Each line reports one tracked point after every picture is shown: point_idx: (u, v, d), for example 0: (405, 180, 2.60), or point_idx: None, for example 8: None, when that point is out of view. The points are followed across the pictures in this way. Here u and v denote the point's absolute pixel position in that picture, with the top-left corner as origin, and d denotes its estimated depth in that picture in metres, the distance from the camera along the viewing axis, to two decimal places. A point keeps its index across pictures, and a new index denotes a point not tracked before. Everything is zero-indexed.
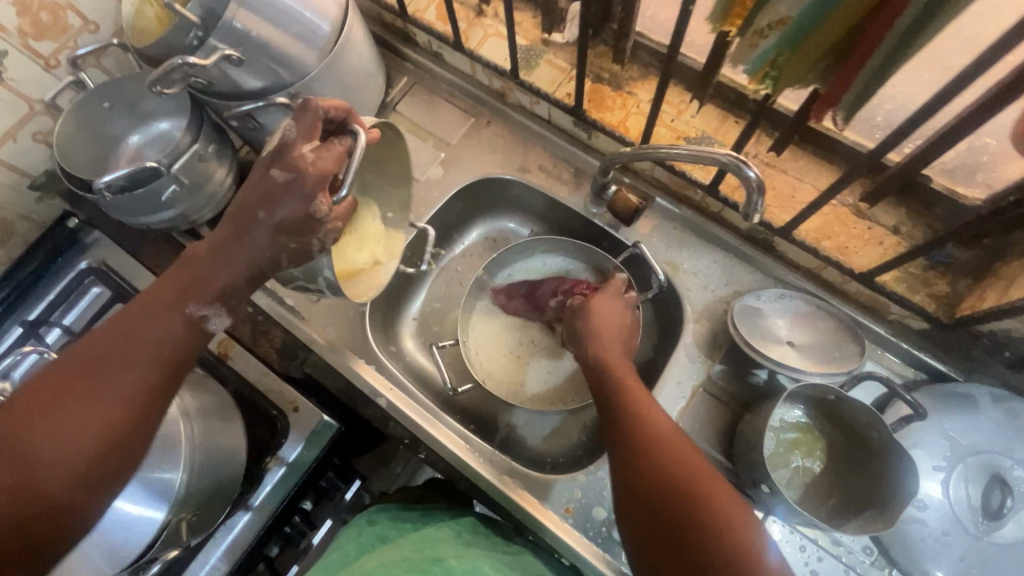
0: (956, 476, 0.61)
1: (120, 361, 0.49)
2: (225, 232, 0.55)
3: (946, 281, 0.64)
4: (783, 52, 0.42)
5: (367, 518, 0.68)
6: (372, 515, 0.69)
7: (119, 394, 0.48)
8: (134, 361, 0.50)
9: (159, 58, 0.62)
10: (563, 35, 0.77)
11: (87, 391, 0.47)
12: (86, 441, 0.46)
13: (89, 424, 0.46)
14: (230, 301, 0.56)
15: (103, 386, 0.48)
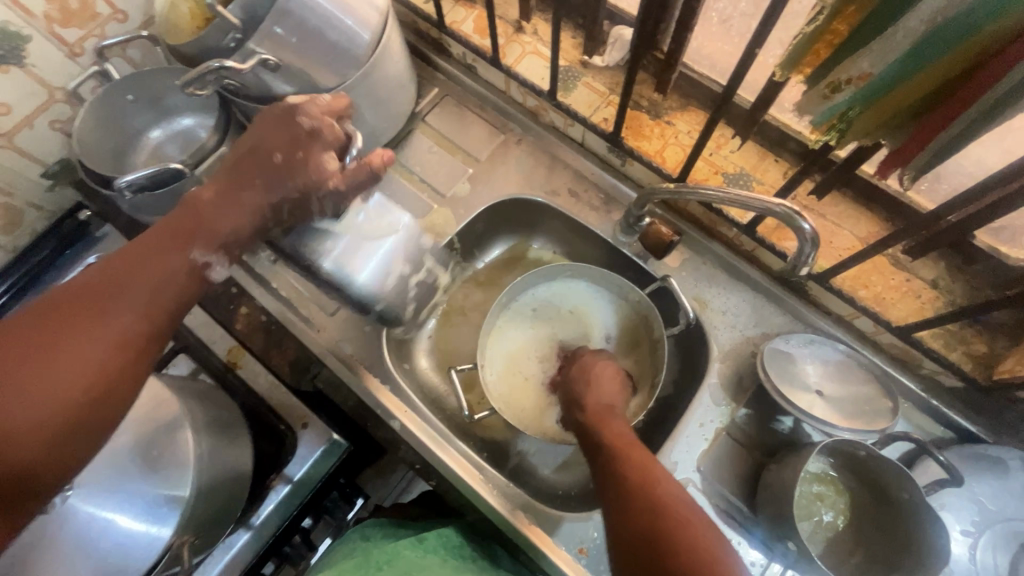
0: (984, 542, 0.59)
1: (106, 313, 0.48)
2: (231, 178, 0.57)
3: (983, 340, 0.63)
4: (855, 107, 0.40)
5: (361, 535, 0.66)
6: (366, 531, 0.66)
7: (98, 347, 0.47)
8: (125, 314, 0.49)
9: (192, 58, 0.59)
10: (603, 59, 0.76)
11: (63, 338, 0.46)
12: (72, 395, 0.45)
13: (64, 379, 0.44)
14: (232, 251, 0.57)
15: (92, 331, 0.47)
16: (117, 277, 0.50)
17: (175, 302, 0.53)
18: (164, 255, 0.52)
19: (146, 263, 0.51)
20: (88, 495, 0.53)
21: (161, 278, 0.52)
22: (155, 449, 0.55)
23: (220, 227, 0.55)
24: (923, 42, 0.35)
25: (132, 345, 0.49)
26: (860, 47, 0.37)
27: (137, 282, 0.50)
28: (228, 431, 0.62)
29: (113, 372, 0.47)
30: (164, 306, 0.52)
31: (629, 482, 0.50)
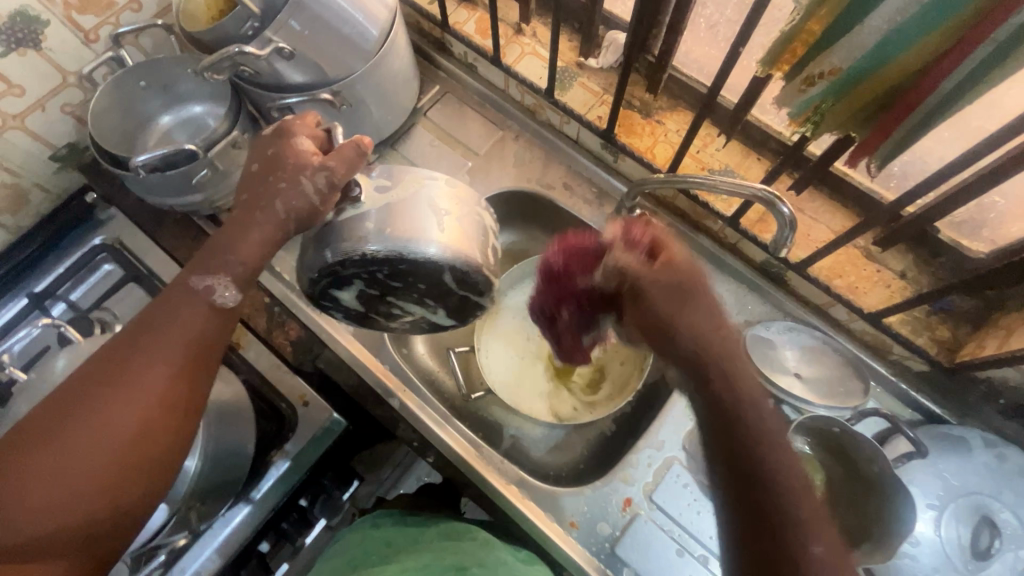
0: (948, 515, 0.63)
1: (132, 366, 0.48)
2: (244, 199, 0.54)
3: (947, 326, 0.67)
4: (827, 100, 0.45)
5: (371, 522, 0.69)
6: (375, 518, 0.70)
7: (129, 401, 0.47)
8: (149, 364, 0.48)
9: (208, 45, 0.62)
10: (598, 61, 0.80)
11: (96, 401, 0.47)
12: (113, 445, 0.46)
13: (105, 434, 0.46)
14: (237, 274, 0.53)
15: (127, 396, 0.47)
16: (144, 339, 0.49)
17: (205, 347, 0.52)
18: (185, 304, 0.51)
19: (171, 317, 0.50)
20: None
21: (190, 331, 0.51)
22: None
23: (240, 261, 0.52)
24: (885, 40, 0.39)
25: (174, 403, 0.49)
26: (832, 43, 0.41)
27: (162, 338, 0.49)
28: (233, 401, 0.64)
29: (153, 432, 0.48)
30: (196, 356, 0.51)
31: (777, 480, 0.42)
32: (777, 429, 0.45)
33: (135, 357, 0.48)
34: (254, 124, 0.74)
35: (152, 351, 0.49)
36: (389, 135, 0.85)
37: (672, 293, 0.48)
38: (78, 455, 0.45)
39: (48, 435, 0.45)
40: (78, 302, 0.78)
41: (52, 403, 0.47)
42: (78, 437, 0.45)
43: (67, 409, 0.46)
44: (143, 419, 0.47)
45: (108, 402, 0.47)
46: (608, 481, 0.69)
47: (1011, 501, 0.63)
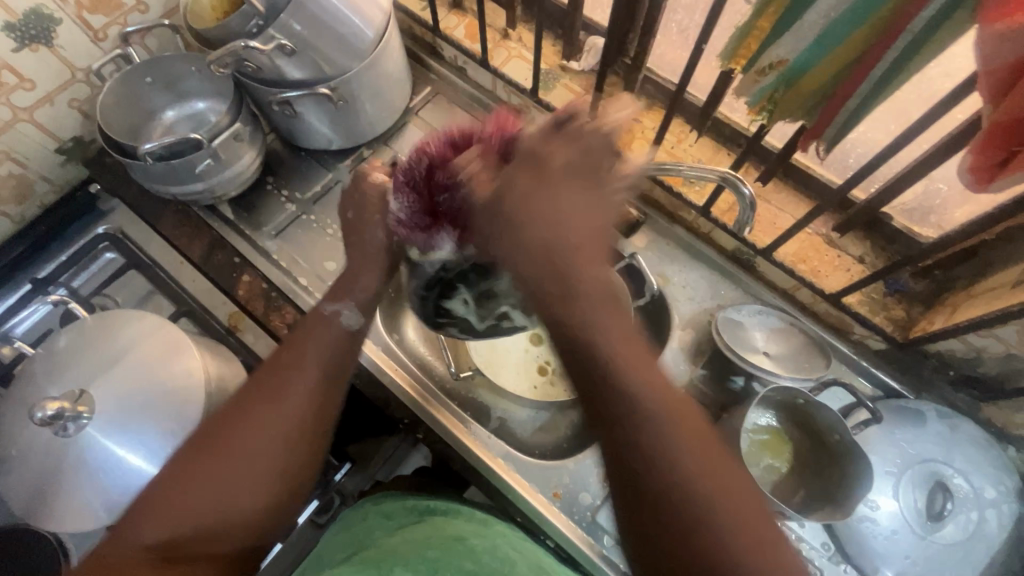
0: (904, 481, 0.68)
1: (282, 378, 0.53)
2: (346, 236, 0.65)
3: (901, 306, 0.73)
4: (779, 89, 0.50)
5: (375, 501, 0.72)
6: (379, 498, 0.72)
7: (283, 410, 0.52)
8: (299, 377, 0.54)
9: (215, 41, 0.66)
10: (580, 64, 0.86)
11: (256, 410, 0.51)
12: (274, 450, 0.50)
13: (265, 439, 0.50)
14: (360, 301, 0.61)
15: (281, 409, 0.52)
16: (289, 364, 0.55)
17: (340, 370, 0.57)
18: (323, 330, 0.57)
19: (314, 343, 0.56)
20: (106, 424, 0.57)
21: (330, 354, 0.56)
22: (166, 382, 0.60)
23: (358, 288, 0.62)
24: (821, 35, 0.44)
25: (315, 421, 0.53)
26: (779, 37, 0.47)
27: (303, 361, 0.55)
28: (232, 372, 0.66)
29: (304, 437, 0.52)
30: (332, 377, 0.56)
31: (642, 437, 0.42)
32: (634, 365, 0.44)
33: (281, 379, 0.53)
34: (256, 119, 0.79)
35: (299, 366, 0.54)
36: (382, 131, 0.90)
37: (556, 199, 0.48)
38: (247, 470, 0.49)
39: (210, 450, 0.49)
40: (78, 289, 0.81)
41: (216, 415, 0.52)
42: (243, 451, 0.50)
43: (231, 418, 0.51)
44: (291, 436, 0.51)
45: (266, 418, 0.51)
46: (589, 454, 0.73)
47: (962, 466, 0.68)
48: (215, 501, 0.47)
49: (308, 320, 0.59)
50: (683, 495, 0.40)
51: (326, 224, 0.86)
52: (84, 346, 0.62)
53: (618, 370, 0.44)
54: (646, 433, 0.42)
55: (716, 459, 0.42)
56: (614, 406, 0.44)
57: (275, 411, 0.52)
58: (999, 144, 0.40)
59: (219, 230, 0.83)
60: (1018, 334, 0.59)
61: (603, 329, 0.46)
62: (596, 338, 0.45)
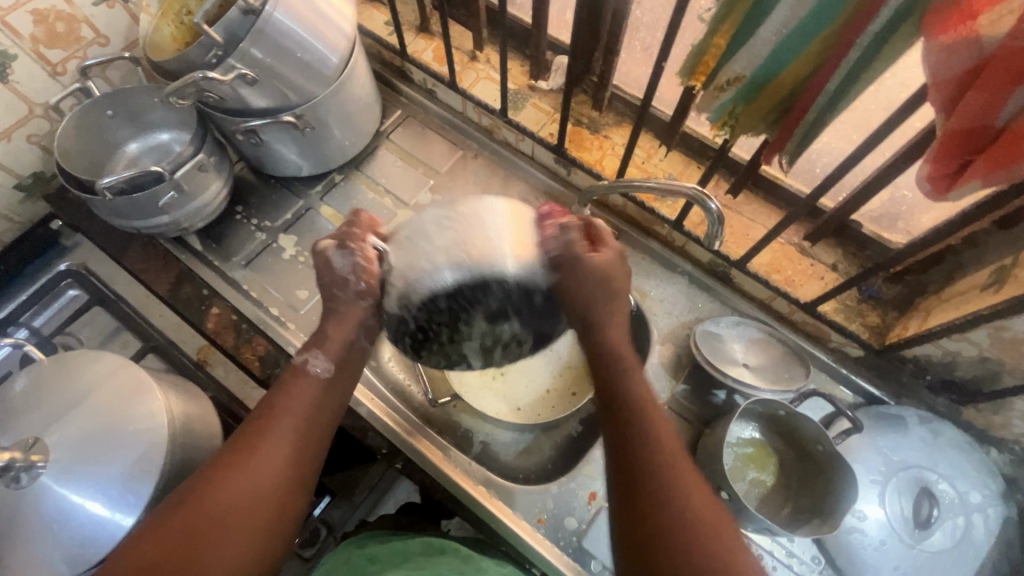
0: (890, 489, 0.67)
1: (261, 437, 0.52)
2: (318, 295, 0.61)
3: (877, 313, 0.73)
4: (739, 104, 0.50)
5: (358, 543, 0.69)
6: (362, 540, 0.69)
7: (268, 469, 0.51)
8: (282, 436, 0.53)
9: (175, 73, 0.65)
10: (548, 83, 0.86)
11: (237, 469, 0.50)
12: (253, 511, 0.49)
13: (247, 496, 0.49)
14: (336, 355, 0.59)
15: (263, 470, 0.51)
16: (276, 414, 0.54)
17: (327, 421, 0.56)
18: (307, 381, 0.56)
19: (303, 394, 0.56)
20: (63, 473, 0.55)
21: (317, 405, 0.56)
22: (128, 425, 0.57)
23: (335, 341, 0.59)
24: (777, 50, 0.44)
25: (297, 474, 0.53)
26: (735, 55, 0.47)
27: (288, 417, 0.54)
28: (198, 410, 0.64)
29: (285, 495, 0.51)
30: (318, 429, 0.55)
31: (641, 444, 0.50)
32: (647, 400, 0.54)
33: (269, 428, 0.53)
34: (221, 148, 0.78)
35: (279, 423, 0.53)
36: (353, 157, 0.89)
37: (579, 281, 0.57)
38: (229, 519, 0.48)
39: (192, 497, 0.48)
40: (40, 328, 0.79)
41: (190, 479, 0.50)
42: (227, 501, 0.48)
43: (207, 481, 0.49)
44: (276, 488, 0.51)
45: (251, 468, 0.50)
46: (572, 477, 0.72)
47: (946, 471, 0.67)
48: (192, 548, 0.45)
49: (291, 372, 0.57)
50: (656, 511, 0.46)
51: (297, 252, 0.84)
52: (41, 390, 0.59)
53: (630, 411, 0.53)
54: (641, 456, 0.49)
55: (688, 482, 0.48)
56: (625, 440, 0.51)
57: (254, 470, 0.50)
58: (955, 152, 0.40)
59: (187, 262, 0.81)
60: (990, 338, 0.58)
61: (636, 390, 0.54)
62: (624, 387, 0.55)
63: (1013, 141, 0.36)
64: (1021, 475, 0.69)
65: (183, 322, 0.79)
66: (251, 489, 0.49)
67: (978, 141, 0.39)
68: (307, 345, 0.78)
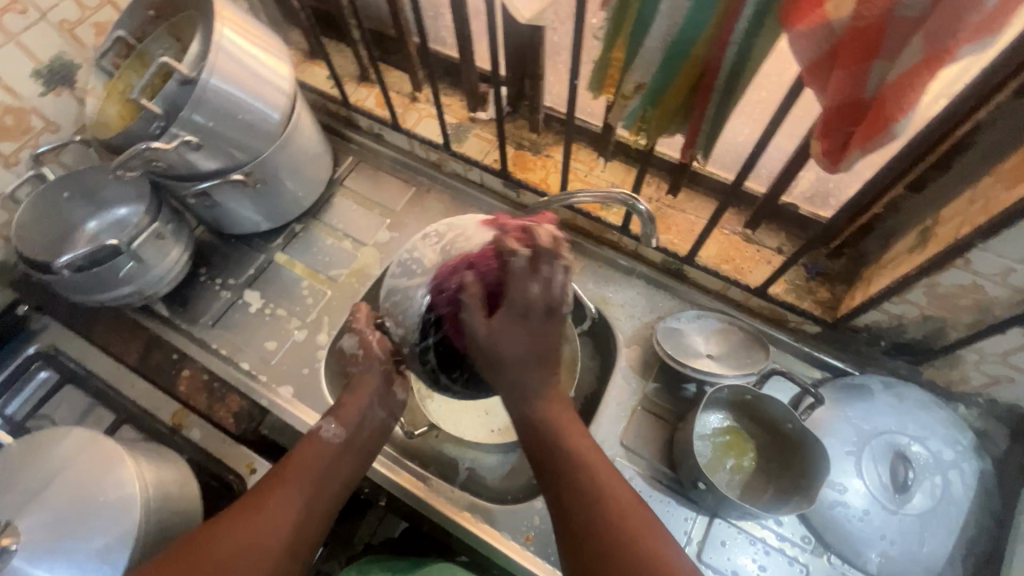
0: (866, 457, 0.68)
1: (278, 488, 0.55)
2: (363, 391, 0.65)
3: (826, 287, 0.75)
4: (646, 109, 0.53)
5: (358, 568, 0.67)
6: (363, 566, 0.68)
7: (280, 517, 0.53)
8: (294, 491, 0.56)
9: (122, 147, 0.68)
10: (487, 113, 0.90)
11: (247, 516, 0.53)
12: (255, 559, 0.50)
13: (250, 543, 0.51)
14: (349, 423, 0.62)
15: (270, 520, 0.53)
16: (291, 473, 0.57)
17: (340, 487, 0.59)
18: (320, 444, 0.60)
19: (313, 454, 0.59)
20: (35, 552, 0.55)
21: (330, 466, 0.59)
22: (99, 496, 0.58)
23: (347, 407, 0.63)
24: (666, 55, 0.48)
25: (304, 533, 0.54)
26: (632, 64, 0.50)
27: (304, 473, 0.57)
28: (174, 472, 0.64)
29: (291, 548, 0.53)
30: (330, 491, 0.58)
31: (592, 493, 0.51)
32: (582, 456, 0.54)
33: (281, 485, 0.56)
34: (177, 215, 0.80)
35: (295, 479, 0.56)
36: (309, 207, 0.92)
37: (514, 342, 0.57)
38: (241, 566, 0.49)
39: (205, 536, 0.51)
40: (13, 414, 0.79)
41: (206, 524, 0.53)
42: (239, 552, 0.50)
43: (220, 526, 0.52)
44: (288, 547, 0.52)
45: (262, 514, 0.53)
46: None
47: (916, 432, 0.69)
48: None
49: (308, 438, 0.61)
50: (614, 566, 0.47)
51: (264, 305, 0.86)
52: (10, 474, 0.60)
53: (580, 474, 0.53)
54: (581, 505, 0.50)
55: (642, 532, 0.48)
56: (565, 502, 0.52)
57: (261, 520, 0.52)
58: (836, 126, 0.43)
59: (155, 329, 0.83)
60: (926, 297, 0.61)
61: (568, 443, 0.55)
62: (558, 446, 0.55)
63: (879, 108, 0.40)
64: (990, 426, 0.70)
65: (155, 390, 0.79)
66: (258, 535, 0.51)
67: (853, 114, 0.42)
68: (280, 396, 0.79)
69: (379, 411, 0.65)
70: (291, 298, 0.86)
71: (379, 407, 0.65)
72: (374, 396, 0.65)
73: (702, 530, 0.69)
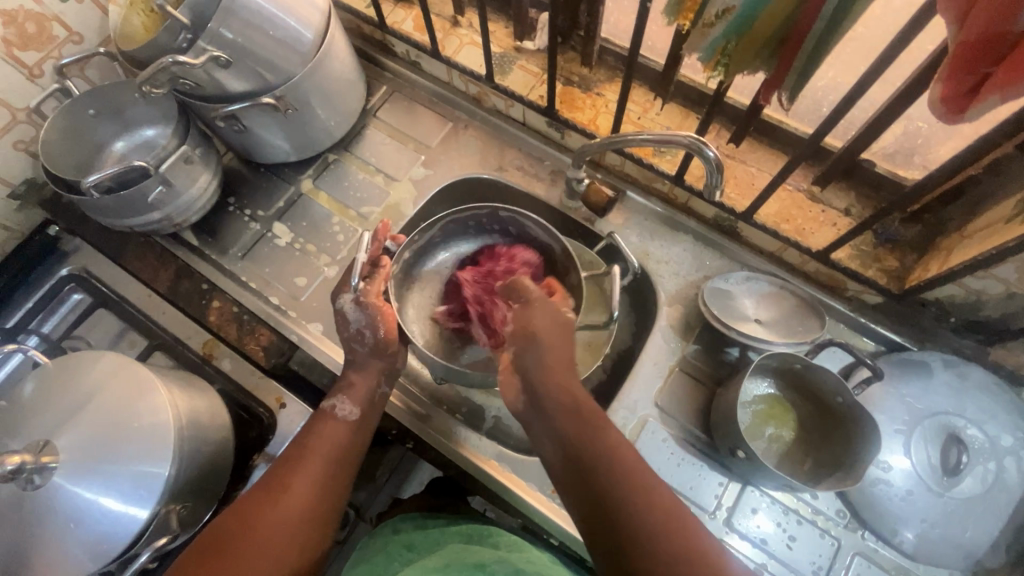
0: (916, 438, 0.65)
1: (296, 469, 0.58)
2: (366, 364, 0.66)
3: (894, 256, 0.69)
4: (730, 40, 0.46)
5: (393, 528, 0.68)
6: (397, 523, 0.69)
7: (306, 496, 0.56)
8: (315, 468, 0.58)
9: (147, 61, 0.63)
10: (534, 43, 0.83)
11: (275, 498, 0.55)
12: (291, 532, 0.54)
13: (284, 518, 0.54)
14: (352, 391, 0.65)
15: (299, 495, 0.56)
16: (308, 455, 0.59)
17: (354, 458, 0.62)
18: (334, 422, 0.62)
19: (330, 436, 0.61)
20: (74, 472, 0.56)
21: (344, 442, 0.62)
22: (134, 422, 0.58)
23: (357, 388, 0.65)
24: None
25: (326, 512, 0.57)
26: None
27: (317, 450, 0.60)
28: (205, 403, 0.64)
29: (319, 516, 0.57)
30: (341, 473, 0.60)
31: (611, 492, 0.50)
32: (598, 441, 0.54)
33: (303, 465, 0.58)
34: (206, 139, 0.76)
35: (314, 456, 0.59)
36: (341, 137, 0.87)
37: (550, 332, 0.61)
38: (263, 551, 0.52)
39: (239, 518, 0.54)
40: (49, 334, 0.80)
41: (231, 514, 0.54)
42: (263, 529, 0.53)
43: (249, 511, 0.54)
44: (304, 528, 0.55)
45: (286, 494, 0.56)
46: None
47: (975, 415, 0.65)
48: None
49: (319, 416, 0.63)
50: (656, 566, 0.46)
51: (293, 239, 0.83)
52: (46, 395, 0.60)
53: (602, 466, 0.52)
54: (625, 520, 0.49)
55: (675, 528, 0.48)
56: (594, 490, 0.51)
57: (287, 497, 0.56)
58: (970, 64, 0.36)
59: (185, 257, 0.81)
60: (1016, 272, 0.55)
61: (608, 452, 0.53)
62: (577, 436, 0.54)
63: None
64: None
65: (186, 319, 0.79)
66: (285, 513, 0.54)
67: (996, 51, 0.35)
68: (309, 333, 0.77)
69: (386, 387, 0.67)
70: (321, 234, 0.83)
71: (386, 382, 0.67)
72: (377, 376, 0.66)
73: (732, 497, 0.67)
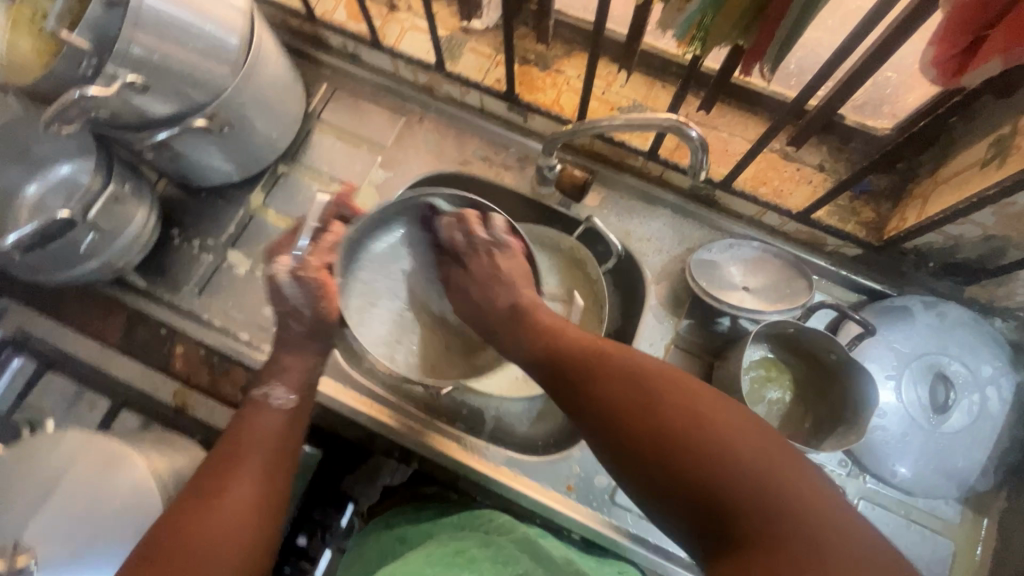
0: (906, 381, 0.68)
1: (231, 467, 0.53)
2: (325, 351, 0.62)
3: (871, 208, 0.70)
4: (707, 14, 0.43)
5: (386, 523, 0.67)
6: (389, 518, 0.67)
7: (243, 496, 0.51)
8: (252, 463, 0.54)
9: (49, 94, 0.54)
10: (482, 22, 0.78)
11: (211, 503, 0.50)
12: (231, 535, 0.49)
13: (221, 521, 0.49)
14: (278, 373, 0.61)
15: (236, 494, 0.51)
16: (240, 449, 0.54)
17: (291, 446, 0.58)
18: (266, 411, 0.58)
19: (264, 427, 0.57)
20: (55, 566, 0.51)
21: (280, 432, 0.57)
22: (113, 502, 0.53)
23: (288, 368, 0.61)
24: None
25: (267, 509, 0.53)
26: None
27: (253, 443, 0.55)
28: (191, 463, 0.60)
29: (261, 513, 0.52)
30: (278, 464, 0.56)
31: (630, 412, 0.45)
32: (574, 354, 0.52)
33: (239, 459, 0.53)
34: (133, 170, 0.68)
35: (249, 451, 0.54)
36: (286, 148, 0.79)
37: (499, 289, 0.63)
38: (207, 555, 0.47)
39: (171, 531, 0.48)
40: None
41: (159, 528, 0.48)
42: (198, 537, 0.47)
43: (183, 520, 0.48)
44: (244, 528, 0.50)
45: (222, 494, 0.51)
46: None
47: (957, 351, 0.67)
48: None
49: (251, 405, 0.58)
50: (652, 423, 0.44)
51: (253, 266, 0.76)
52: (6, 485, 0.54)
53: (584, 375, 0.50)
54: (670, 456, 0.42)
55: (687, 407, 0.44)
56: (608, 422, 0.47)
57: (224, 498, 0.50)
58: (966, 26, 0.35)
59: (134, 303, 0.74)
60: (994, 216, 0.56)
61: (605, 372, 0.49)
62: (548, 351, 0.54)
63: None
64: None
65: (150, 370, 0.73)
66: (221, 515, 0.49)
67: (995, 11, 0.33)
68: None
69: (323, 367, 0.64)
70: None
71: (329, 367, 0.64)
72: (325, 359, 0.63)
73: None
